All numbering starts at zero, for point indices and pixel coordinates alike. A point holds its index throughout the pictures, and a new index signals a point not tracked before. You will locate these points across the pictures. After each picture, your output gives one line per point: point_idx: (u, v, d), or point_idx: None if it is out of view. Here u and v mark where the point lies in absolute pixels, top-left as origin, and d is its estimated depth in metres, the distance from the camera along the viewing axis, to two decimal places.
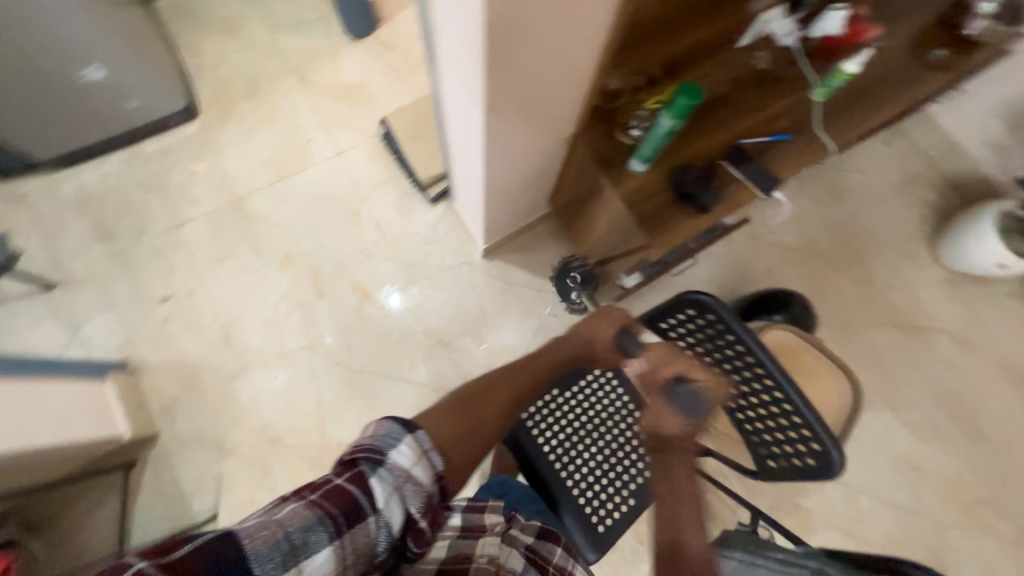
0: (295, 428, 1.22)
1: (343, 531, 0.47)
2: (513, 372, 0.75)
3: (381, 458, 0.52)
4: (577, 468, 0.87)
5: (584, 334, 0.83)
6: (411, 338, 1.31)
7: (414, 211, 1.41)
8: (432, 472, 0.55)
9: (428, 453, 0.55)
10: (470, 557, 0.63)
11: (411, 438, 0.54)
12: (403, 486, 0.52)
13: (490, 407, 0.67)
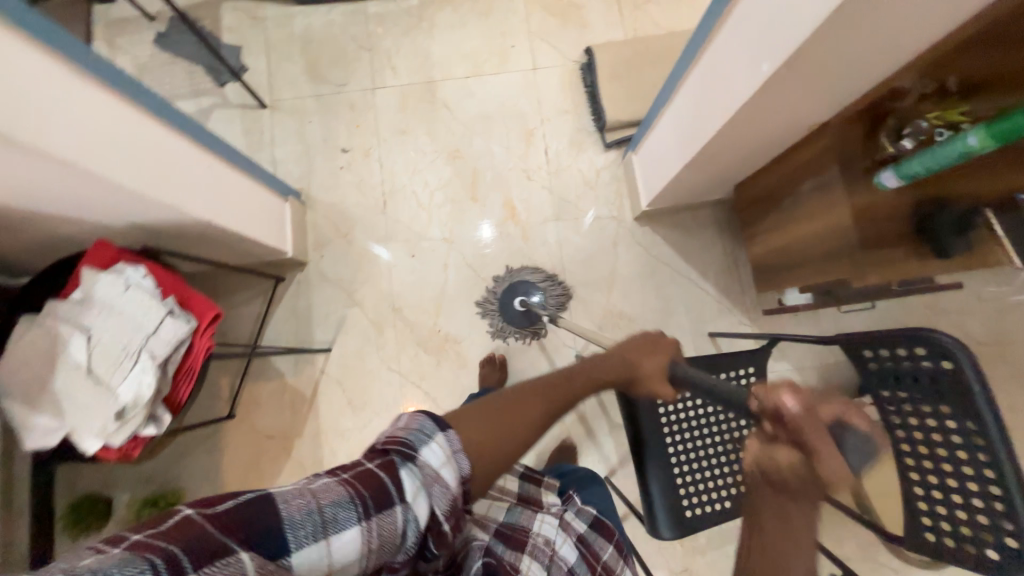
0: (415, 306, 1.32)
1: (372, 514, 0.45)
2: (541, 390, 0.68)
3: (413, 453, 0.50)
4: (685, 449, 0.87)
5: (629, 364, 0.81)
6: (539, 269, 1.33)
7: (586, 151, 1.38)
8: (460, 474, 0.52)
9: (457, 455, 0.52)
10: (528, 528, 0.76)
11: (442, 437, 0.52)
12: (429, 483, 0.49)
13: (519, 419, 0.62)
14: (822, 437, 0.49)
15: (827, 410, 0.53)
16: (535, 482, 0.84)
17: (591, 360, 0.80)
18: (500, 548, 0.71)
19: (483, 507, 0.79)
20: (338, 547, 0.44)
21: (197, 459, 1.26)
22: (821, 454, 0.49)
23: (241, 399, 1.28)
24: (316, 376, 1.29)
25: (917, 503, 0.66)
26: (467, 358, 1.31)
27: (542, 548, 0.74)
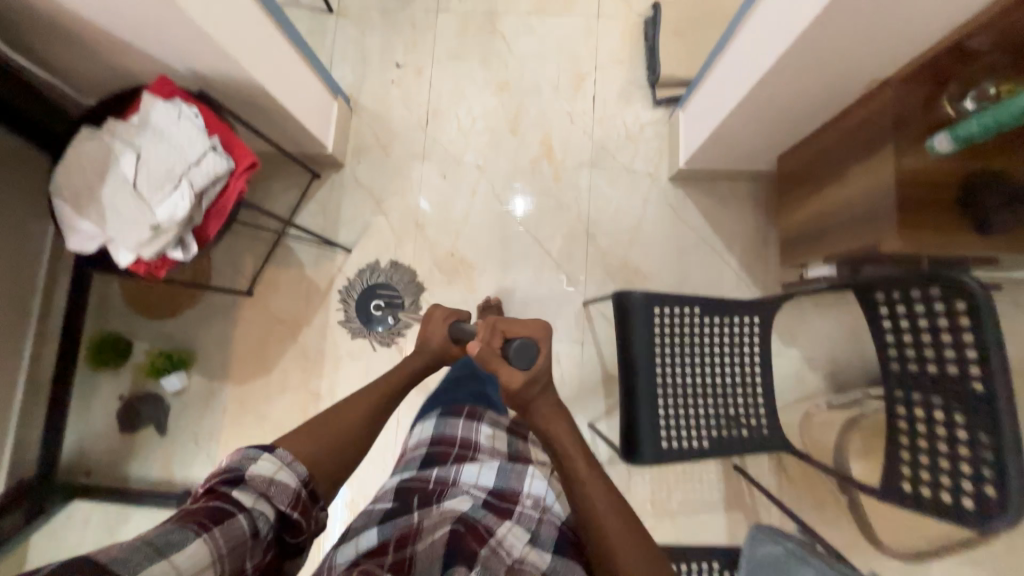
0: (437, 225, 1.35)
1: (214, 526, 0.52)
2: (362, 398, 0.77)
3: (240, 476, 0.58)
4: (673, 383, 0.85)
5: (427, 321, 0.87)
6: (565, 212, 1.34)
7: (634, 105, 1.37)
8: (299, 475, 0.62)
9: (291, 463, 0.62)
10: (516, 490, 0.79)
11: (270, 454, 0.61)
12: (268, 490, 0.58)
13: (334, 431, 0.70)
14: (499, 350, 0.72)
15: (507, 332, 0.73)
16: (524, 447, 0.91)
17: (399, 363, 0.85)
18: (482, 515, 0.72)
19: (471, 469, 0.81)
20: (185, 560, 0.48)
21: (210, 328, 1.33)
22: (507, 362, 0.71)
23: (261, 280, 1.34)
24: (333, 273, 1.34)
25: (900, 452, 0.66)
26: (478, 284, 1.33)
27: (530, 512, 0.76)
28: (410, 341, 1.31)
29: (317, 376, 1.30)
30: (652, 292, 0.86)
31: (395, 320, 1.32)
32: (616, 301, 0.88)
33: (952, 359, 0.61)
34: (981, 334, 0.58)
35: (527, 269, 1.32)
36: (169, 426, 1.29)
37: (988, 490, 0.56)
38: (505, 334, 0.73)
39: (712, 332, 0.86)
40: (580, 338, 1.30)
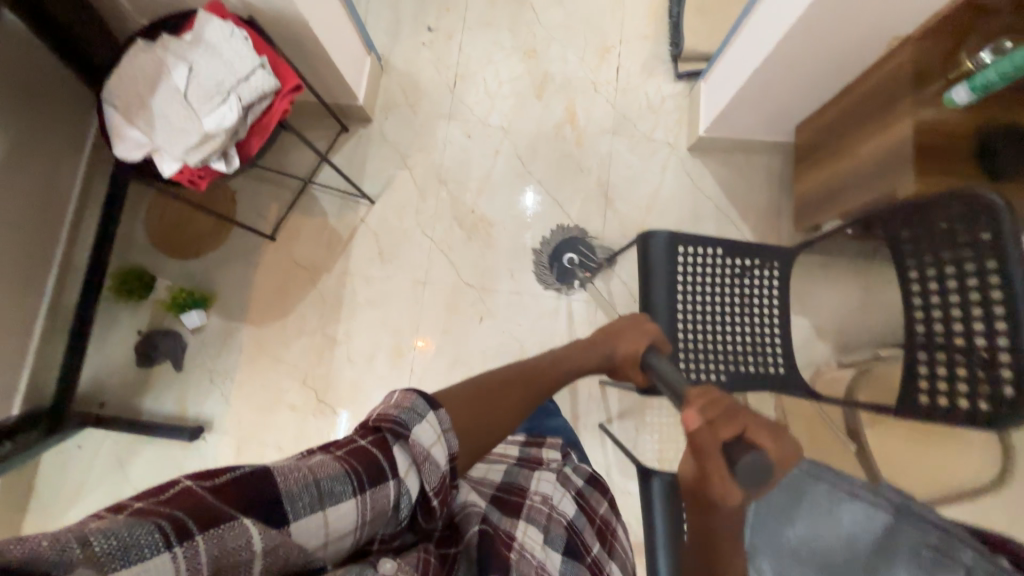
0: (460, 182, 1.38)
1: (367, 488, 0.47)
2: (537, 373, 0.71)
3: (404, 433, 0.50)
4: (693, 320, 0.87)
5: (611, 342, 0.79)
6: (585, 176, 1.37)
7: (656, 78, 1.41)
8: (450, 452, 0.53)
9: (448, 435, 0.53)
10: (526, 486, 0.73)
11: (433, 416, 0.52)
12: (421, 464, 0.51)
13: (490, 413, 0.60)
14: (725, 453, 0.53)
15: (743, 433, 0.53)
16: (534, 445, 0.84)
17: (550, 357, 0.74)
18: (496, 515, 0.68)
19: (479, 468, 0.77)
20: (335, 520, 0.45)
21: (232, 271, 1.35)
22: (723, 464, 0.53)
23: (284, 226, 1.36)
24: (356, 223, 1.36)
25: (917, 367, 0.69)
26: (497, 240, 1.35)
27: (540, 506, 0.71)
28: (427, 291, 1.33)
29: (335, 321, 1.32)
30: (676, 232, 0.89)
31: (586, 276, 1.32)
32: (640, 241, 0.90)
33: (973, 274, 0.64)
34: (1003, 246, 0.61)
35: (546, 228, 1.35)
36: (186, 362, 1.31)
37: (1007, 390, 0.59)
38: (738, 434, 0.53)
39: (732, 272, 0.88)
40: (595, 297, 1.32)
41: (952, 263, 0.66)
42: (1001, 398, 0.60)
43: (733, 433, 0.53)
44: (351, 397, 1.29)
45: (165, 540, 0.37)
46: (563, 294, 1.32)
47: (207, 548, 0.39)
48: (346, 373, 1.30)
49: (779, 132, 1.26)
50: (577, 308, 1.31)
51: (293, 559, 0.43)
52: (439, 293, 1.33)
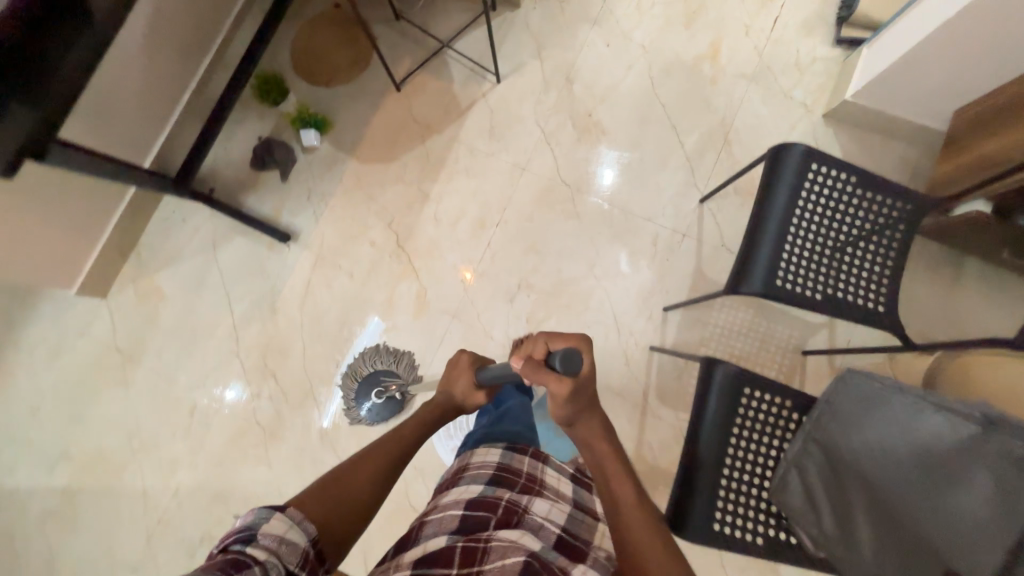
0: (586, 85, 1.39)
1: (235, 574, 0.50)
2: (375, 453, 0.76)
3: (250, 537, 0.56)
4: (804, 236, 0.87)
5: (445, 390, 0.91)
6: (709, 113, 1.35)
7: (813, 38, 1.36)
8: (308, 535, 0.61)
9: (302, 523, 0.62)
10: (589, 540, 0.77)
11: (280, 514, 0.60)
12: (278, 548, 0.57)
13: (351, 489, 0.70)
14: (544, 364, 0.69)
15: (550, 344, 0.71)
16: (586, 491, 0.88)
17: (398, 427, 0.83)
18: (552, 554, 0.69)
19: (542, 505, 0.80)
20: None
21: (354, 107, 1.43)
22: (551, 372, 0.68)
23: (412, 81, 1.43)
24: (477, 96, 1.41)
25: None
26: (599, 180, 1.35)
27: (605, 561, 0.73)
28: (524, 177, 1.36)
29: (432, 179, 1.38)
30: (815, 147, 0.88)
31: (399, 394, 1.25)
32: (775, 148, 0.89)
33: None
34: None
35: (656, 151, 1.35)
36: (292, 176, 1.41)
37: None
38: (547, 345, 0.71)
39: (860, 205, 0.87)
40: (683, 230, 1.31)
41: None
42: None
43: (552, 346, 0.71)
44: (426, 249, 1.35)
45: None
46: (652, 217, 1.32)
47: None
48: (428, 228, 1.36)
49: (932, 116, 1.19)
50: (662, 235, 1.31)
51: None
52: (534, 183, 1.36)
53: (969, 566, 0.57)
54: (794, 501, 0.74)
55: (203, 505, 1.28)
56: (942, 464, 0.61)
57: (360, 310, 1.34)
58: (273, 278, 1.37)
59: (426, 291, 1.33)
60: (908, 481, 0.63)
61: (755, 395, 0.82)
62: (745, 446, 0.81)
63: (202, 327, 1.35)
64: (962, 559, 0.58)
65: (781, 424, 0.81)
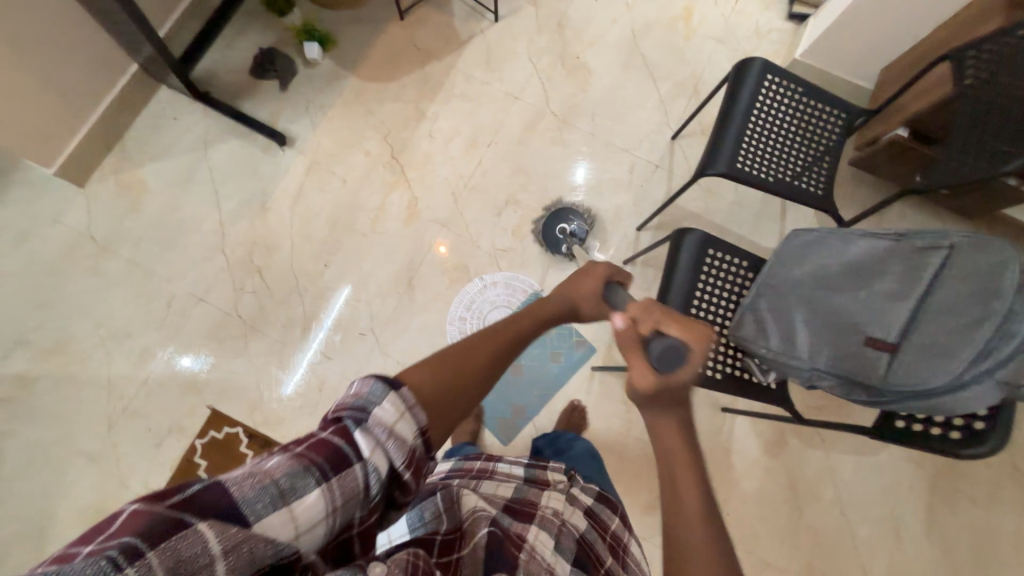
0: (575, 30, 1.54)
1: (331, 477, 0.43)
2: (499, 332, 0.67)
3: (364, 415, 0.47)
4: (759, 132, 1.02)
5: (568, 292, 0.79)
6: (683, 66, 1.53)
7: (772, 10, 1.57)
8: (418, 426, 0.51)
9: (412, 410, 0.51)
10: (536, 502, 0.76)
11: (394, 394, 0.50)
12: (387, 440, 0.48)
13: (467, 371, 0.60)
14: (640, 345, 0.63)
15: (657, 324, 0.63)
16: (539, 470, 0.88)
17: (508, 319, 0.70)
18: (507, 520, 0.67)
19: (489, 485, 0.78)
20: (301, 512, 0.40)
21: (358, 29, 1.50)
22: (643, 350, 0.62)
23: (415, 12, 1.52)
24: (476, 31, 1.52)
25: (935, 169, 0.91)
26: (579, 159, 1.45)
27: (551, 518, 0.71)
28: (516, 105, 1.47)
29: (429, 100, 1.46)
30: (769, 62, 1.04)
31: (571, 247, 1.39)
32: (738, 64, 1.06)
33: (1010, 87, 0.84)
34: None
35: (636, 93, 1.50)
36: (291, 87, 1.45)
37: (1014, 149, 0.81)
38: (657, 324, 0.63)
39: (805, 108, 1.03)
40: (657, 162, 1.46)
41: (998, 80, 0.85)
42: (1015, 155, 0.80)
43: (651, 328, 0.63)
44: (420, 162, 1.42)
45: (115, 566, 0.32)
46: (631, 149, 1.46)
47: (161, 563, 0.34)
48: (423, 144, 1.43)
49: (864, 76, 1.41)
50: (639, 164, 1.45)
51: (264, 560, 0.38)
52: (524, 111, 1.47)
53: (882, 330, 0.72)
54: (745, 335, 0.82)
55: (174, 395, 1.25)
56: (868, 266, 0.75)
57: (351, 215, 1.38)
58: (265, 179, 1.39)
59: (418, 201, 1.39)
60: (841, 284, 0.76)
61: (717, 256, 0.94)
62: (707, 298, 0.93)
63: (187, 222, 1.35)
64: (878, 326, 0.73)
65: (738, 281, 0.94)
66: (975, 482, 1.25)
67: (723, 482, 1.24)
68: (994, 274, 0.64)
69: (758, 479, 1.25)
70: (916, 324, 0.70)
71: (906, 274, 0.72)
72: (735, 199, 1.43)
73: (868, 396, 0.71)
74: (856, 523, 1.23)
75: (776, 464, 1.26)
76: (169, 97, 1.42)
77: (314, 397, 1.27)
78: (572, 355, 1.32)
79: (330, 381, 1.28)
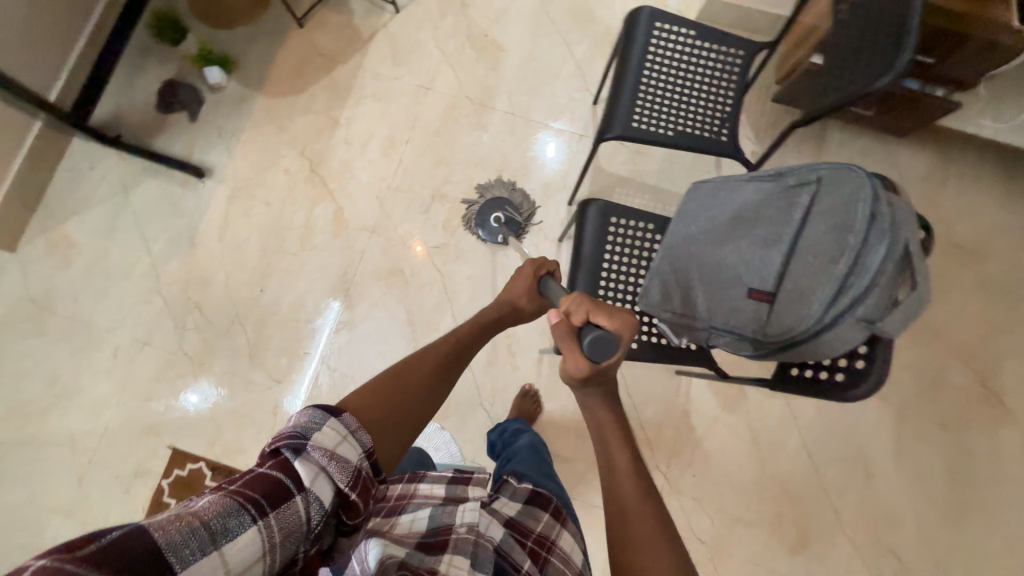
0: (479, 7, 1.47)
1: (270, 512, 0.43)
2: (433, 348, 0.73)
3: (303, 443, 0.47)
4: (654, 86, 0.97)
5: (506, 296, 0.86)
6: (595, 24, 1.46)
7: None
8: (362, 448, 0.51)
9: (355, 433, 0.52)
10: (451, 522, 0.66)
11: (334, 421, 0.51)
12: (329, 465, 0.47)
13: (408, 382, 0.65)
14: (575, 337, 0.64)
15: (589, 315, 0.64)
16: (456, 482, 0.78)
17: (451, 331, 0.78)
18: (417, 557, 0.60)
19: (403, 519, 0.66)
20: (236, 553, 0.40)
21: (258, 46, 1.46)
22: (575, 339, 0.63)
23: (312, 17, 1.47)
24: (377, 27, 1.47)
25: (825, 93, 0.86)
26: (500, 142, 1.41)
27: (466, 539, 0.64)
28: (429, 97, 1.43)
29: (340, 106, 1.43)
30: (657, 9, 0.98)
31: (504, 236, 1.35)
32: (626, 17, 1.00)
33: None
34: None
35: (550, 62, 1.44)
36: (200, 116, 1.43)
37: (885, 59, 0.74)
38: (587, 315, 0.64)
39: (699, 52, 0.98)
40: (581, 130, 1.41)
41: None
42: (885, 67, 0.73)
43: (582, 318, 0.64)
44: (339, 171, 1.39)
45: None
46: (553, 121, 1.42)
47: None
48: (340, 152, 1.40)
49: (782, 5, 1.33)
50: (563, 136, 1.41)
51: None
52: (439, 100, 1.43)
53: (759, 280, 0.69)
54: (653, 301, 0.77)
55: (135, 440, 1.27)
56: (747, 213, 0.72)
57: (279, 236, 1.36)
58: (189, 214, 1.38)
59: (343, 211, 1.37)
60: (724, 236, 0.73)
61: (621, 222, 0.91)
62: (615, 268, 0.90)
63: (118, 269, 1.35)
64: (755, 276, 0.69)
65: (646, 244, 0.90)
66: (940, 405, 1.23)
67: (686, 444, 1.24)
68: (849, 204, 0.63)
69: (720, 437, 1.24)
70: (791, 265, 0.66)
71: (781, 214, 0.68)
72: (667, 155, 1.38)
73: (755, 348, 0.69)
74: (823, 467, 1.22)
75: (736, 419, 1.24)
76: (81, 146, 1.41)
77: (270, 422, 1.28)
78: (501, 356, 1.30)
79: (282, 403, 1.29)
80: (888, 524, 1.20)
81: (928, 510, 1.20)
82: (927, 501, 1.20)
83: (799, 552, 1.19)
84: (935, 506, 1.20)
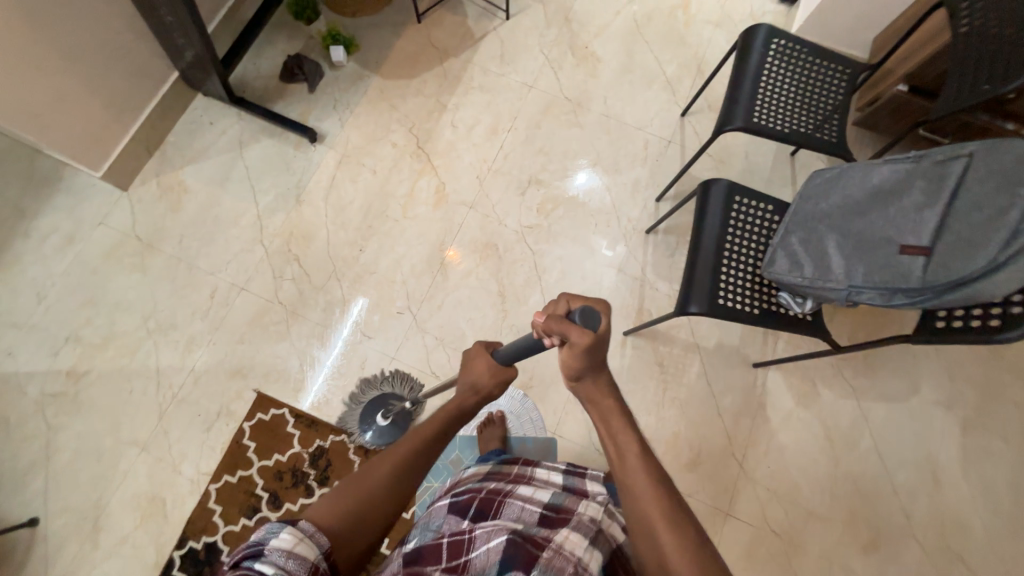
0: (581, 23, 1.63)
1: None
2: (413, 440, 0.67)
3: (261, 549, 0.49)
4: (772, 90, 1.09)
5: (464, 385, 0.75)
6: (684, 48, 1.62)
7: None
8: (320, 547, 0.53)
9: (313, 535, 0.54)
10: (573, 508, 0.71)
11: (291, 527, 0.52)
12: (288, 564, 0.49)
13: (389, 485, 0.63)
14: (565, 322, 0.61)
15: (569, 303, 0.63)
16: (580, 477, 0.82)
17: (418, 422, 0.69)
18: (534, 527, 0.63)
19: (525, 489, 0.75)
20: None
21: (378, 34, 1.59)
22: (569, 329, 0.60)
23: (430, 15, 1.62)
24: (488, 29, 1.62)
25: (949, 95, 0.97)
26: (594, 140, 1.52)
27: (588, 523, 0.66)
28: (532, 94, 1.56)
29: (449, 93, 1.55)
30: (774, 27, 1.12)
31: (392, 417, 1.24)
32: (745, 31, 1.13)
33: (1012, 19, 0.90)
34: None
35: (643, 76, 1.59)
36: (318, 88, 1.54)
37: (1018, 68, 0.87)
38: (569, 303, 0.63)
39: (810, 66, 1.11)
40: (669, 137, 1.53)
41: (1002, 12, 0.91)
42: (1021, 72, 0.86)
43: (565, 308, 0.63)
44: (444, 150, 1.49)
45: None
46: (644, 127, 1.54)
47: None
48: (446, 133, 1.51)
49: (858, 46, 1.49)
50: (653, 141, 1.53)
51: None
52: (540, 98, 1.55)
53: (915, 237, 0.80)
54: (778, 270, 0.91)
55: (222, 381, 1.29)
56: (892, 187, 0.84)
57: (383, 202, 1.44)
58: (298, 173, 1.46)
59: (445, 185, 1.46)
60: (871, 207, 0.85)
61: (744, 202, 0.99)
62: (739, 241, 0.98)
63: (226, 217, 1.41)
64: (911, 235, 0.81)
65: (765, 222, 0.99)
66: (1001, 416, 1.29)
67: (761, 435, 1.27)
68: (1017, 166, 0.73)
69: (795, 431, 1.28)
70: (947, 225, 0.78)
71: (931, 185, 0.80)
72: (747, 166, 1.50)
73: (911, 296, 0.79)
74: (893, 468, 1.26)
75: (810, 415, 1.29)
76: (203, 103, 1.50)
77: (356, 376, 1.31)
78: None
79: (370, 359, 1.32)
80: (956, 529, 1.22)
81: (993, 518, 1.23)
82: (992, 509, 1.24)
83: (871, 550, 1.20)
84: (1001, 514, 1.23)
